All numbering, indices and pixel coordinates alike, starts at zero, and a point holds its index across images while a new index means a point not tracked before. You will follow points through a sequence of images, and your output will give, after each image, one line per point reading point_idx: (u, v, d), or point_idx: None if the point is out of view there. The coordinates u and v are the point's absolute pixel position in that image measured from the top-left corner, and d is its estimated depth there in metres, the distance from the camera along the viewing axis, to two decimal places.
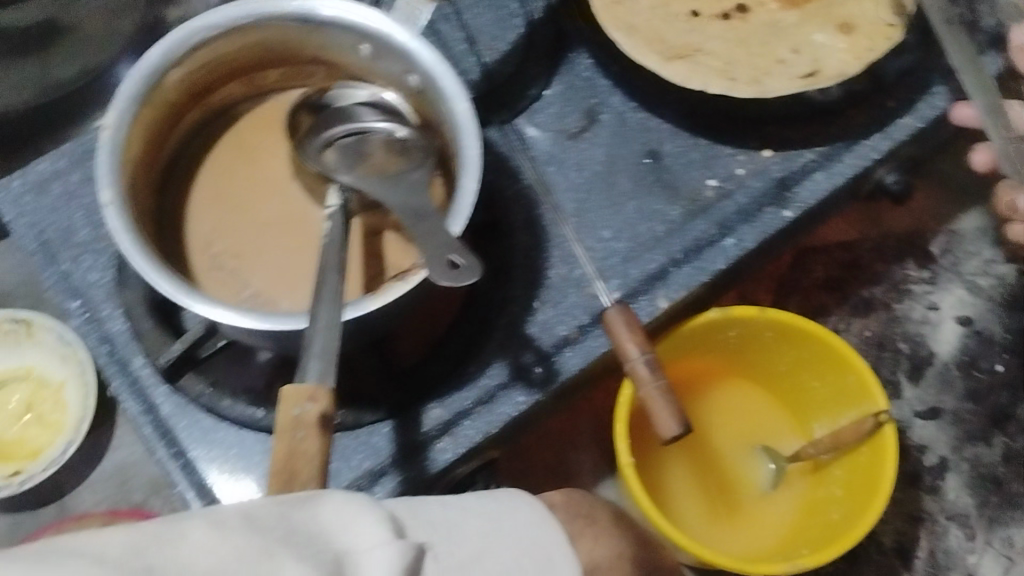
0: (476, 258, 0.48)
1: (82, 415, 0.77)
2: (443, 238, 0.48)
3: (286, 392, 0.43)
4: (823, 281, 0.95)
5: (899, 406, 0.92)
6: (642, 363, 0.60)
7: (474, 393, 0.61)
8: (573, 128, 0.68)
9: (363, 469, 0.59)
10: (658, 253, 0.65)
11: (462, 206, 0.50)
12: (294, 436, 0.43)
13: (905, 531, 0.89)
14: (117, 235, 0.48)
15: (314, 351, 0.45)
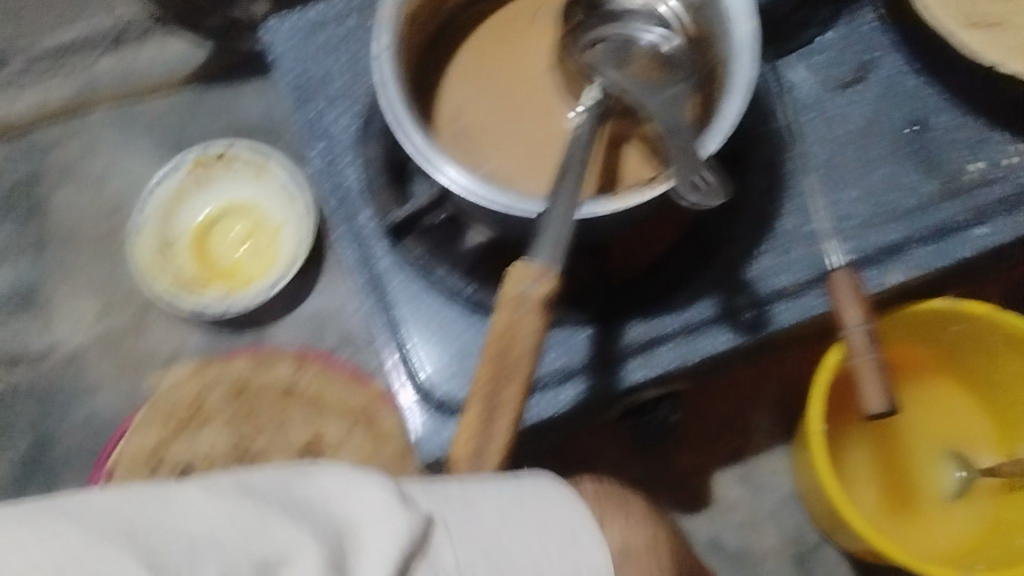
0: (722, 182, 0.46)
1: (296, 256, 0.80)
2: (692, 155, 0.47)
3: (515, 268, 0.42)
4: None
5: None
6: (861, 332, 0.57)
7: (679, 320, 0.60)
8: (840, 79, 0.65)
9: (554, 366, 0.59)
10: (901, 226, 0.61)
11: (722, 124, 0.48)
12: (515, 312, 0.42)
13: None
14: (381, 86, 0.49)
15: (547, 236, 0.43)
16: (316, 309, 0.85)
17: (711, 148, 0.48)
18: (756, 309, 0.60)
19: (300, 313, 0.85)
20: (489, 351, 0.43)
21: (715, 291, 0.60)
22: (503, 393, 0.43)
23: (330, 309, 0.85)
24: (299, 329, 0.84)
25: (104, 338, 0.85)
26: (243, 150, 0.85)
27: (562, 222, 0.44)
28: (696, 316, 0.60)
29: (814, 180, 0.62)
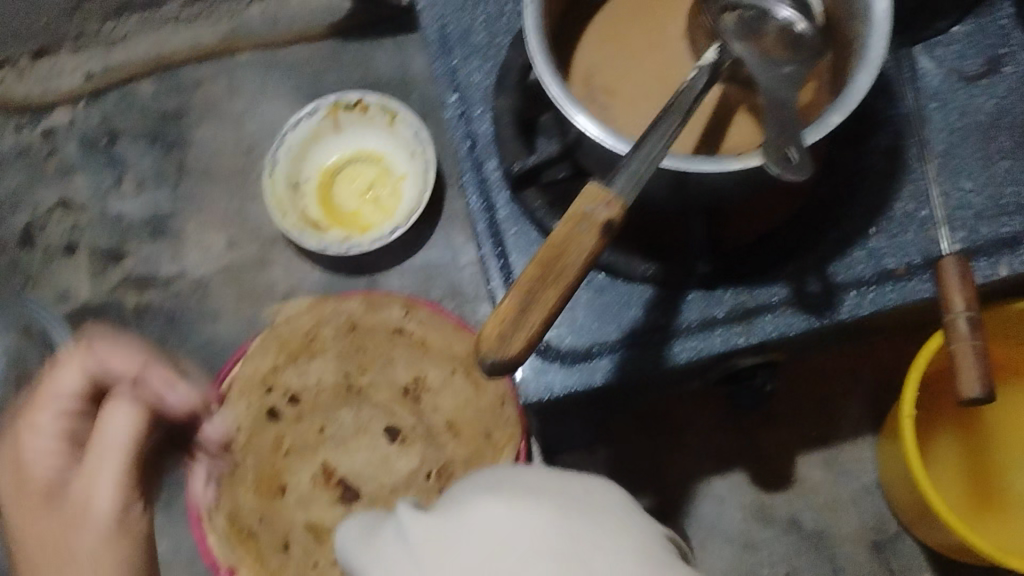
0: (809, 159, 0.49)
1: (416, 207, 0.86)
2: (790, 130, 0.50)
3: (587, 187, 0.46)
4: None
5: None
6: (964, 319, 0.58)
7: (782, 292, 0.62)
8: (970, 72, 0.65)
9: (656, 324, 0.62)
10: (1015, 221, 0.62)
11: (847, 100, 0.51)
12: (577, 226, 0.46)
13: None
14: (530, 36, 0.54)
15: (631, 169, 0.48)
16: (427, 262, 0.92)
17: (810, 134, 0.50)
18: (859, 288, 0.61)
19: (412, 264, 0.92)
20: (541, 254, 0.45)
21: (823, 266, 0.62)
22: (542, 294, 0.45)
23: (441, 264, 0.92)
24: (412, 278, 0.92)
25: (228, 271, 0.95)
26: (376, 103, 0.88)
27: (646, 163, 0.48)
28: (803, 289, 0.62)
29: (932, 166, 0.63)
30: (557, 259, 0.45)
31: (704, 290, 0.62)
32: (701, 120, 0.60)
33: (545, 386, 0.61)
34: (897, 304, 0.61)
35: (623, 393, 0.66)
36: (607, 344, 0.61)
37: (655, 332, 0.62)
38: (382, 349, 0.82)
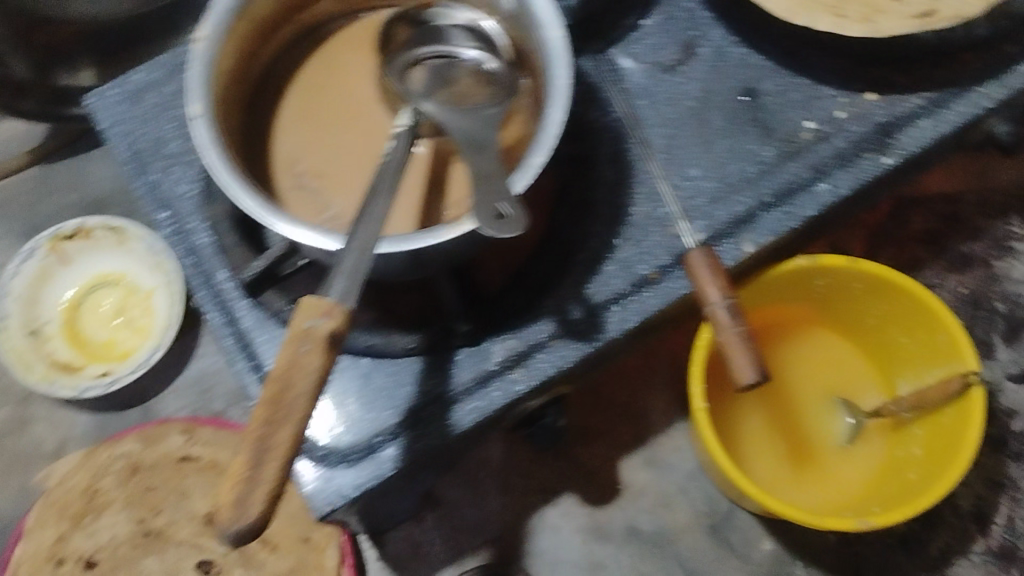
0: (523, 212, 0.48)
1: (168, 324, 0.87)
2: (496, 186, 0.49)
3: (303, 304, 0.44)
4: (922, 234, 0.92)
5: (991, 367, 0.88)
6: (723, 308, 0.59)
7: (547, 327, 0.61)
8: (669, 61, 0.66)
9: (434, 394, 0.59)
10: (746, 196, 0.63)
11: (546, 137, 0.50)
12: (299, 348, 0.43)
13: (985, 496, 0.83)
14: (205, 149, 0.48)
15: (343, 268, 0.45)
16: (199, 373, 0.95)
17: (516, 182, 0.49)
18: (619, 302, 0.61)
19: (186, 380, 0.95)
20: (267, 390, 0.42)
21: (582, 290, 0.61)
22: (276, 435, 0.41)
23: (213, 371, 0.95)
24: (187, 396, 0.94)
25: None
26: (99, 224, 0.91)
27: (361, 255, 0.46)
28: (568, 318, 0.61)
29: (656, 164, 0.64)
30: (283, 392, 0.42)
31: (471, 346, 0.60)
32: (418, 181, 0.58)
33: (337, 493, 0.57)
34: (660, 309, 0.61)
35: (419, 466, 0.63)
36: (387, 431, 0.59)
37: (433, 403, 0.59)
38: (169, 484, 0.88)
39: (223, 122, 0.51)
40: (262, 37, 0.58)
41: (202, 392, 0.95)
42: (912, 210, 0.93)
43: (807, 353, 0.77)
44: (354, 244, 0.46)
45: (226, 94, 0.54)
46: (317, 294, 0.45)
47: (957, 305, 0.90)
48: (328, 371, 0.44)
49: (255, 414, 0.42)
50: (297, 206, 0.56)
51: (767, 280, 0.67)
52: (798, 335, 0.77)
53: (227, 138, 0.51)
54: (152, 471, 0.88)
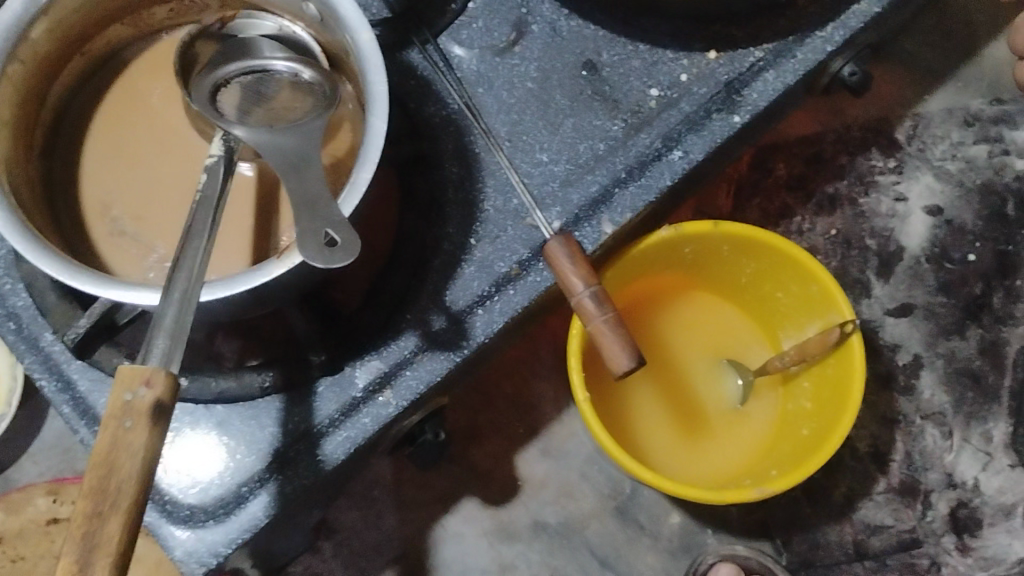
0: (354, 234, 0.44)
1: (13, 390, 0.84)
2: (323, 211, 0.45)
3: (119, 373, 0.39)
4: (786, 180, 0.92)
5: (870, 305, 0.89)
6: (589, 297, 0.57)
7: (411, 343, 0.57)
8: (502, 43, 0.62)
9: (300, 432, 0.56)
10: (600, 175, 0.60)
11: (370, 150, 0.47)
12: (121, 425, 0.39)
13: (880, 435, 0.88)
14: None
15: (163, 327, 0.41)
16: (57, 434, 0.91)
17: (346, 205, 0.46)
18: (484, 306, 0.58)
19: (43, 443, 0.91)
20: (89, 479, 0.38)
21: (444, 296, 0.58)
22: (105, 528, 0.37)
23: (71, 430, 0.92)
24: (48, 461, 0.90)
25: None
26: None
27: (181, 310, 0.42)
28: (431, 330, 0.58)
29: (503, 153, 0.60)
30: (107, 476, 0.38)
31: (332, 376, 0.57)
32: (245, 210, 0.54)
33: (209, 553, 0.53)
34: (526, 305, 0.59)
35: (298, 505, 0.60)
36: (254, 479, 0.55)
37: (301, 440, 0.56)
38: (39, 549, 0.84)
39: (10, 181, 0.47)
40: (47, 74, 0.52)
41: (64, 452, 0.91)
42: (774, 158, 0.92)
43: (689, 319, 0.76)
44: (172, 298, 0.42)
45: (12, 148, 0.49)
46: (136, 360, 0.41)
47: (829, 247, 0.91)
48: (157, 445, 0.40)
49: (78, 508, 0.37)
50: (116, 260, 0.52)
51: (633, 257, 0.65)
52: (676, 302, 0.75)
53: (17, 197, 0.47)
54: (20, 539, 0.85)
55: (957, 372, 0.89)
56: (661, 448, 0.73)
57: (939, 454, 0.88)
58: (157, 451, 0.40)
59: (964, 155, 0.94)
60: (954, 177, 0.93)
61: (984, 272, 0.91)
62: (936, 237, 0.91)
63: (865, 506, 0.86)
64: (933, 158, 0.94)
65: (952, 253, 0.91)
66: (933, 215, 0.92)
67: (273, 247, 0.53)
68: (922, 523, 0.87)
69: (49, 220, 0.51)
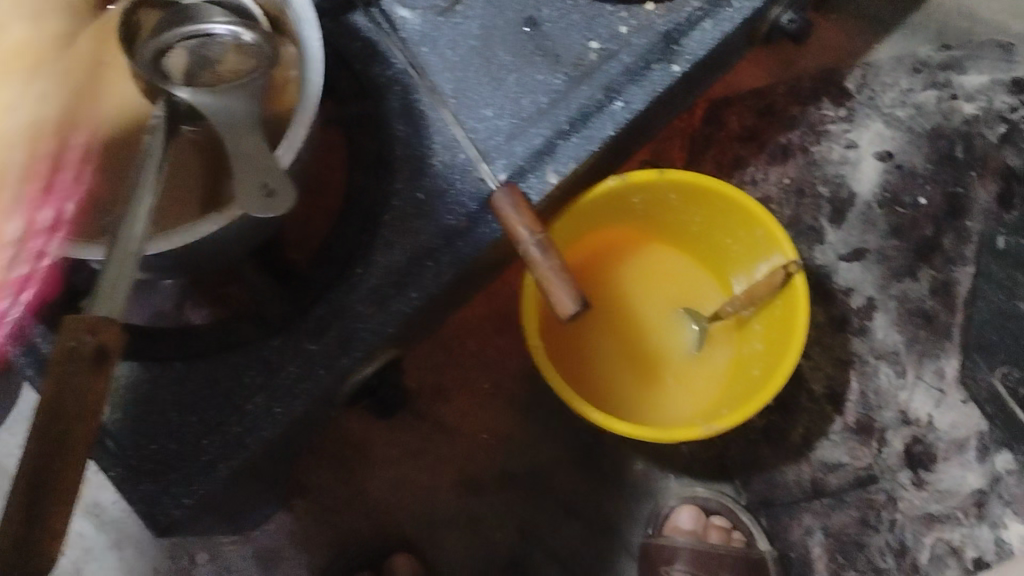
0: (293, 187, 0.47)
1: None
2: (263, 159, 0.47)
3: (66, 322, 0.41)
4: (736, 132, 1.00)
5: (823, 251, 0.94)
6: (533, 245, 0.58)
7: (365, 296, 0.59)
8: (444, 3, 0.64)
9: (259, 385, 0.58)
10: (543, 126, 0.62)
11: (306, 108, 0.49)
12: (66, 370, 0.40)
13: (835, 375, 0.92)
14: None
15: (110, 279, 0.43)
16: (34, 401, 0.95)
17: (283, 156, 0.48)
18: (434, 258, 0.60)
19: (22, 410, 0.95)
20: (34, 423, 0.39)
21: (394, 250, 0.60)
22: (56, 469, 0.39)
23: None
24: None
25: None
26: None
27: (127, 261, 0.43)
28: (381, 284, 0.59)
29: (448, 108, 0.62)
30: (54, 420, 0.39)
31: (290, 332, 0.59)
32: (194, 169, 0.55)
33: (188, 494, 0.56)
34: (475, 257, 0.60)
35: (263, 463, 0.61)
36: (215, 432, 0.57)
37: (260, 394, 0.58)
38: None
39: None
40: None
41: None
42: (728, 110, 1.01)
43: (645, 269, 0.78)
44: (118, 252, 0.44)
45: None
46: (82, 312, 0.42)
47: (784, 195, 0.97)
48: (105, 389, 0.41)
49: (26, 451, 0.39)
50: (71, 223, 0.52)
51: (581, 206, 0.66)
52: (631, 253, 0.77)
53: None
54: None
55: (911, 313, 0.90)
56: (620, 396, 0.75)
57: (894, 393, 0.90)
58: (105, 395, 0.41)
59: (913, 101, 0.97)
60: (903, 124, 0.96)
61: (936, 214, 0.92)
62: (887, 182, 0.94)
63: (821, 446, 0.91)
64: (883, 106, 0.97)
65: (903, 198, 0.93)
66: (883, 161, 0.95)
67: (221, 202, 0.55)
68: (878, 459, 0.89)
69: None
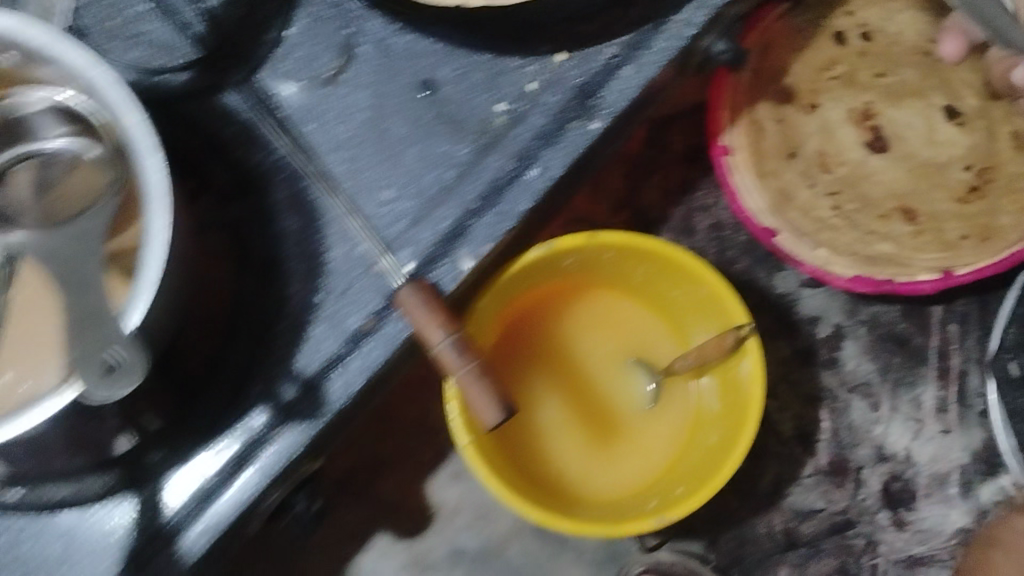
0: (137, 352, 0.42)
1: None
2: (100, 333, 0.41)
3: None
4: (683, 154, 0.88)
5: (784, 279, 0.88)
6: (448, 347, 0.53)
7: (262, 418, 0.53)
8: (327, 72, 0.56)
9: (174, 510, 0.52)
10: (451, 207, 0.55)
11: (145, 284, 0.42)
12: None
13: (804, 415, 0.88)
14: None
15: None
16: None
17: (127, 322, 0.41)
18: (340, 365, 0.54)
19: None
20: None
21: (295, 359, 0.54)
22: None
23: None
24: None
25: None
26: None
27: None
28: (283, 402, 0.53)
29: (341, 195, 0.55)
30: None
31: (181, 464, 0.53)
32: (46, 307, 0.46)
33: None
34: (385, 360, 0.54)
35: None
36: None
37: (154, 540, 0.52)
38: None
39: None
40: None
41: None
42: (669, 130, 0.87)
43: (589, 319, 0.71)
44: None
45: None
46: None
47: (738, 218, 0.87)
48: None
49: None
50: None
51: (505, 282, 0.60)
52: (573, 305, 0.71)
53: None
54: None
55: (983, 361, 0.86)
56: (576, 464, 0.69)
57: (866, 428, 0.88)
58: None
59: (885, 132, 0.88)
60: None
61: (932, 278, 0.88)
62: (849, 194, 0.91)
63: (793, 492, 0.88)
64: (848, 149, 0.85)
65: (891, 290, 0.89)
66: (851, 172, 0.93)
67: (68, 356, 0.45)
68: (854, 502, 0.88)
69: None
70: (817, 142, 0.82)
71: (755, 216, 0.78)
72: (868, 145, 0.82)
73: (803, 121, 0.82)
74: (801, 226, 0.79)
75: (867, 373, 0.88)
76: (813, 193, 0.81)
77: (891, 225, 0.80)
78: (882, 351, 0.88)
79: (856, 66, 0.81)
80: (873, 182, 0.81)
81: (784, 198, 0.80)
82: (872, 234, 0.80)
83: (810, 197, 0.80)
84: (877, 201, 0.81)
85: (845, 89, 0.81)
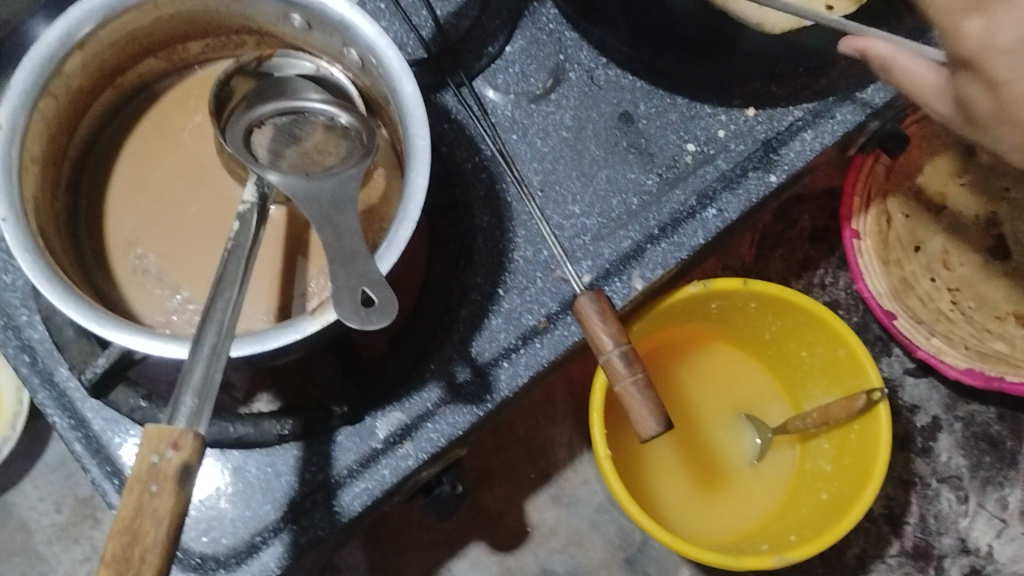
0: (391, 294, 0.43)
1: (18, 412, 0.84)
2: (353, 264, 0.44)
3: (148, 432, 0.39)
4: (809, 232, 0.92)
5: (889, 363, 0.91)
6: (617, 357, 0.54)
7: (433, 395, 0.56)
8: (538, 89, 0.62)
9: (342, 466, 0.55)
10: (632, 230, 0.59)
11: (397, 239, 0.45)
12: (147, 490, 0.38)
13: (894, 496, 0.89)
14: (63, 305, 0.43)
15: (191, 381, 0.41)
16: (58, 456, 0.88)
17: (383, 260, 0.44)
18: (509, 358, 0.57)
19: (44, 466, 0.88)
20: (111, 548, 0.38)
21: (470, 345, 0.57)
22: None
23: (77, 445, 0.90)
24: (49, 484, 0.88)
25: None
26: None
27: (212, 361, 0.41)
28: (455, 381, 0.56)
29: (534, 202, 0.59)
30: (132, 544, 0.38)
31: (352, 426, 0.55)
32: (275, 256, 0.54)
33: None
34: (551, 360, 0.57)
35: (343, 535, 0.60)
36: (268, 528, 0.54)
37: (317, 492, 0.55)
38: None
39: (42, 235, 0.46)
40: (78, 110, 0.51)
41: (67, 476, 0.89)
42: (797, 209, 0.92)
43: (708, 370, 0.74)
44: (203, 347, 0.42)
45: (39, 201, 0.47)
46: (166, 418, 0.40)
47: (851, 300, 0.91)
48: (185, 507, 0.39)
49: None
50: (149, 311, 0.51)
51: (659, 310, 0.64)
52: (697, 356, 0.74)
53: (61, 258, 0.47)
54: None
55: None
56: (680, 507, 0.71)
57: (953, 519, 0.89)
58: (185, 513, 0.39)
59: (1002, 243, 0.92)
60: None
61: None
62: None
63: (877, 568, 0.88)
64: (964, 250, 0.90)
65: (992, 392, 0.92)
66: None
67: (300, 295, 0.53)
68: None
69: (83, 278, 0.49)
70: (943, 241, 0.87)
71: (878, 299, 0.84)
72: (989, 251, 0.87)
73: (931, 219, 0.88)
74: (921, 315, 0.85)
75: (958, 465, 0.90)
76: (935, 286, 0.87)
77: (1006, 327, 0.85)
78: (975, 447, 0.91)
79: (985, 176, 0.87)
80: (993, 285, 0.86)
81: (905, 286, 0.86)
82: (988, 333, 0.85)
83: (932, 289, 0.86)
84: (995, 303, 0.86)
85: (973, 196, 0.87)
